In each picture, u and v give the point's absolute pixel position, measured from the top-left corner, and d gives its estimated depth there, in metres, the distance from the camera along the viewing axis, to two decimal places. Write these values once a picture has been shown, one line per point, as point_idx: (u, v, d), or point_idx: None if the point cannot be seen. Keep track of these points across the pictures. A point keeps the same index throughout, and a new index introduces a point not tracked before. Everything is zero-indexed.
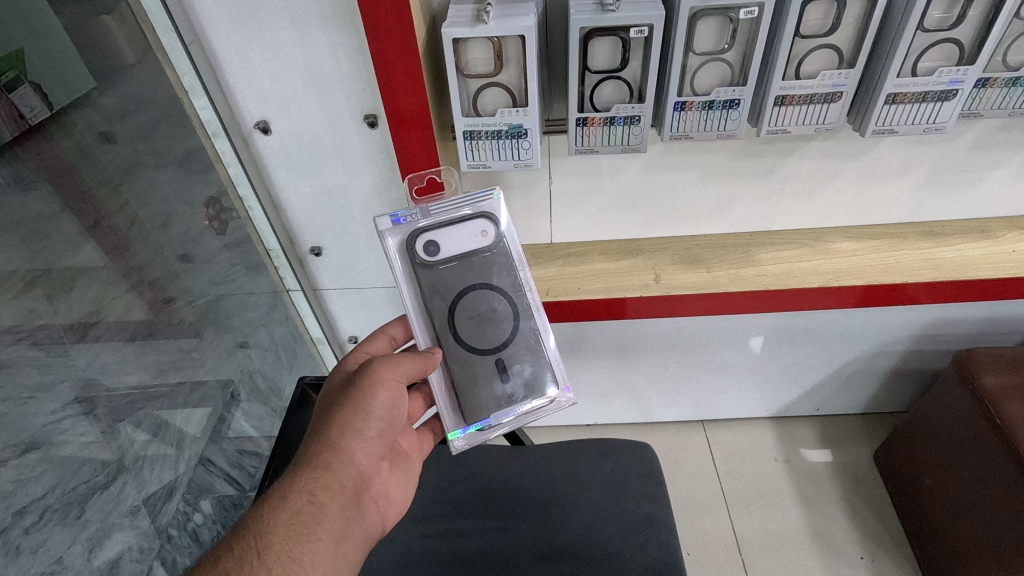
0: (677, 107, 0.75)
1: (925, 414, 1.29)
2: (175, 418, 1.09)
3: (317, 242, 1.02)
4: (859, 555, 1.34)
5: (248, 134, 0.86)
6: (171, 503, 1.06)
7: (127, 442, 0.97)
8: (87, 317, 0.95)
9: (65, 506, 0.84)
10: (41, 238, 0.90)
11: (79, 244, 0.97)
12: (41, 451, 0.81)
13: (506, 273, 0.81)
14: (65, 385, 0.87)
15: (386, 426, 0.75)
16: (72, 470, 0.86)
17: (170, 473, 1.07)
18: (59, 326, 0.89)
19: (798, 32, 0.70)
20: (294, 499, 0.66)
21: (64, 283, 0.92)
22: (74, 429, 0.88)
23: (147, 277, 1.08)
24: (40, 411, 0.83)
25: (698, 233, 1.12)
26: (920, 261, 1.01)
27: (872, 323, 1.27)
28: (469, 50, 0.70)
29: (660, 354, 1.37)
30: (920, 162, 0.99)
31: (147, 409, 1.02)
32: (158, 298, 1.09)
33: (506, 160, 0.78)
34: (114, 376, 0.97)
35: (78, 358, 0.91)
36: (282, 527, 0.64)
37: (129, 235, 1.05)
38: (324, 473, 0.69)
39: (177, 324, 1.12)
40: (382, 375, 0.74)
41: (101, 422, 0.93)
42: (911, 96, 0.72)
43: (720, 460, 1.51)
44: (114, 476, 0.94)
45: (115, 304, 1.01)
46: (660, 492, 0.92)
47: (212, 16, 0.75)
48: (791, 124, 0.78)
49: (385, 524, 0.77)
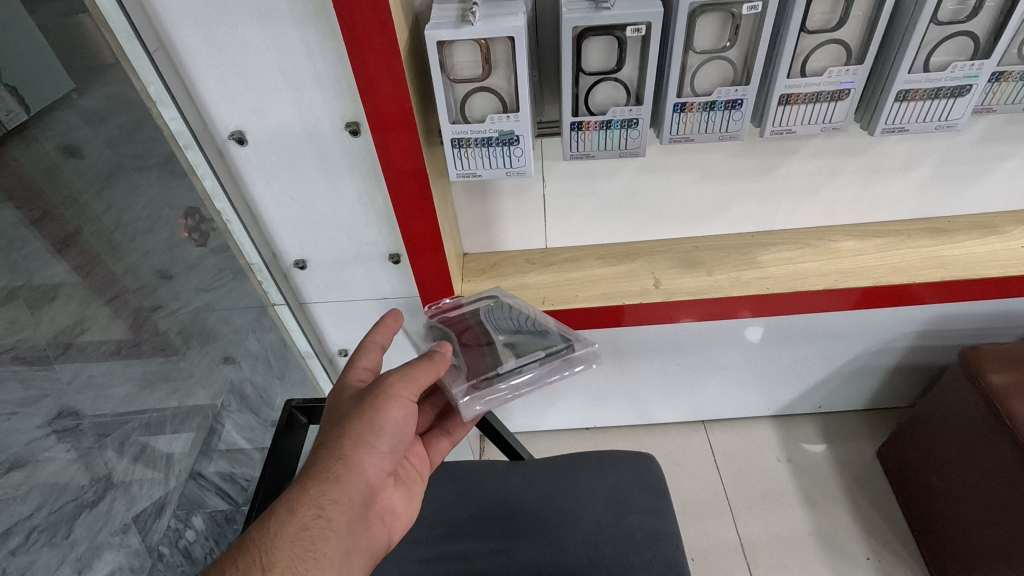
0: (677, 108, 0.71)
1: (930, 412, 1.27)
2: (163, 431, 1.03)
3: (302, 255, 0.97)
4: (864, 556, 1.32)
5: (223, 145, 0.82)
6: (162, 520, 1.01)
7: (115, 459, 0.93)
8: (70, 328, 0.90)
9: (52, 525, 0.81)
10: (14, 254, 0.85)
11: (50, 260, 0.90)
12: (24, 470, 0.78)
13: (519, 315, 0.91)
14: (48, 401, 0.84)
15: (399, 443, 0.71)
16: (59, 488, 0.83)
17: (160, 489, 1.01)
18: (42, 341, 0.85)
19: (804, 28, 0.66)
20: (302, 513, 0.63)
21: (44, 297, 0.87)
22: (59, 446, 0.84)
23: (125, 289, 1.01)
24: (23, 428, 0.79)
25: (698, 234, 1.08)
26: (927, 260, 0.98)
27: (875, 320, 1.24)
28: (455, 53, 0.66)
29: (660, 357, 1.33)
30: (925, 156, 0.96)
31: (135, 423, 0.97)
32: (140, 312, 1.03)
33: (497, 168, 0.74)
34: (99, 392, 0.93)
35: (62, 373, 0.87)
36: (288, 542, 0.60)
37: (105, 249, 0.99)
38: (334, 487, 0.65)
39: (159, 338, 1.05)
40: (397, 388, 0.71)
41: (86, 438, 0.89)
42: (923, 92, 0.69)
43: (721, 461, 1.49)
44: (101, 494, 0.90)
45: (97, 316, 0.96)
46: (664, 505, 0.89)
47: (178, 22, 0.70)
48: (796, 124, 0.74)
49: (391, 540, 0.73)
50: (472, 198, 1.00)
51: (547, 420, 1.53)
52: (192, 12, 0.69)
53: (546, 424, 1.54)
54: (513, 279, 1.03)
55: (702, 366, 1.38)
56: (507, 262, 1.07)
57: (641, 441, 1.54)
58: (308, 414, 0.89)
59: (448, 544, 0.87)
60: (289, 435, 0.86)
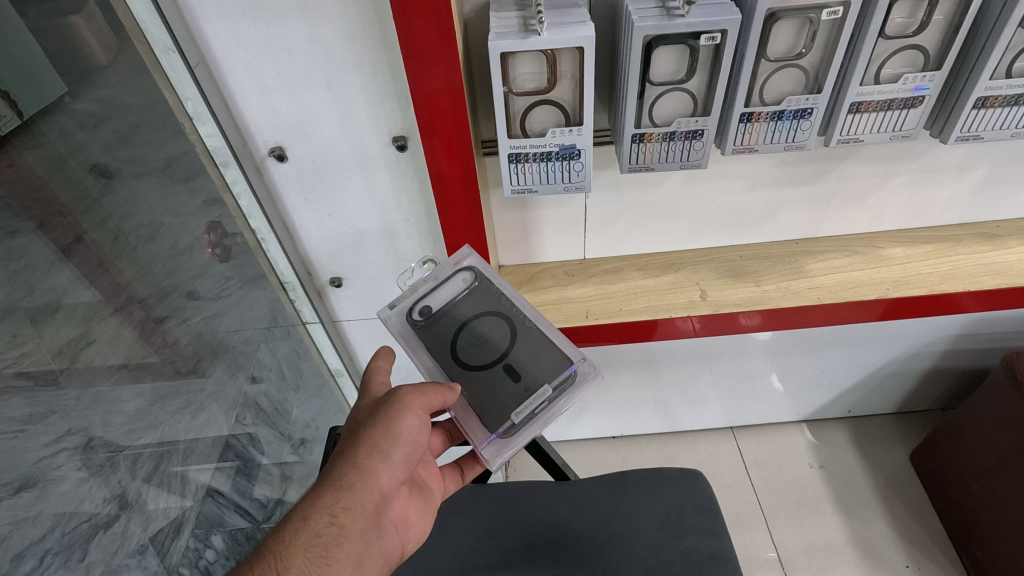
0: (743, 119, 0.69)
1: (972, 417, 1.24)
2: (179, 448, 0.92)
3: (337, 272, 1.00)
4: (904, 564, 1.29)
5: (261, 162, 0.84)
6: (180, 540, 0.92)
7: (129, 474, 0.81)
8: (75, 342, 0.74)
9: (66, 548, 0.70)
10: (18, 256, 0.66)
11: (55, 266, 0.72)
12: (36, 490, 0.67)
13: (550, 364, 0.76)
14: (58, 416, 0.71)
15: (413, 451, 0.69)
16: (72, 508, 0.72)
17: (176, 505, 0.92)
18: (47, 353, 0.69)
19: (883, 33, 0.63)
20: (315, 519, 0.63)
21: (48, 306, 0.70)
22: (70, 464, 0.72)
23: (137, 295, 0.85)
24: (32, 446, 0.67)
25: (740, 242, 1.05)
26: (980, 266, 0.95)
27: (918, 328, 1.21)
28: (517, 64, 0.63)
29: (693, 367, 1.30)
30: (977, 161, 0.94)
31: (147, 438, 0.85)
32: (150, 318, 0.87)
33: (554, 184, 0.72)
34: (109, 405, 0.79)
35: (69, 387, 0.72)
36: (301, 549, 0.61)
37: (115, 252, 0.81)
38: (347, 493, 0.65)
39: (172, 346, 0.91)
40: (410, 398, 0.69)
41: (98, 455, 0.76)
42: (1002, 99, 0.67)
43: (753, 469, 1.46)
44: (117, 513, 0.79)
45: (104, 328, 0.79)
46: (719, 525, 0.84)
47: (223, 42, 0.71)
48: (864, 132, 0.72)
49: (406, 549, 0.72)
50: (511, 209, 0.96)
51: (573, 430, 1.50)
52: (241, 29, 0.70)
53: (572, 434, 1.51)
54: (553, 292, 1.00)
55: (736, 375, 1.34)
56: (545, 275, 1.03)
57: (670, 449, 1.51)
58: None
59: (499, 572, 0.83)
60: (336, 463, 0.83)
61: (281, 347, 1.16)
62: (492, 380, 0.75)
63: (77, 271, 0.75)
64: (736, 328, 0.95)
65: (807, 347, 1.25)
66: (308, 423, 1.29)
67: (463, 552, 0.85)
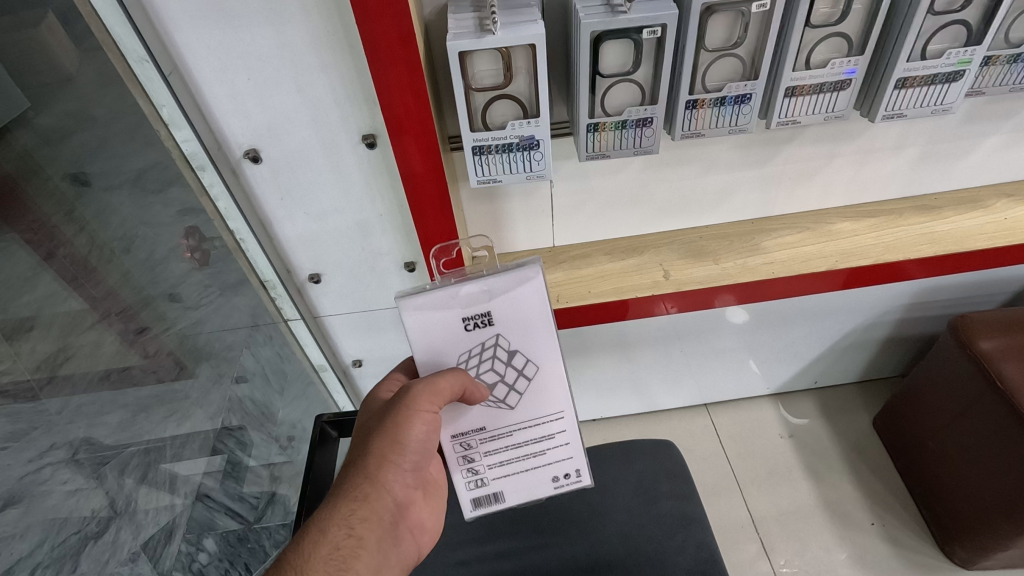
0: (689, 105, 0.74)
1: (924, 378, 1.32)
2: (165, 453, 0.97)
3: (316, 269, 1.03)
4: (870, 521, 1.37)
5: (237, 164, 0.87)
6: (172, 546, 0.95)
7: (116, 486, 0.86)
8: (54, 356, 0.83)
9: (56, 560, 0.76)
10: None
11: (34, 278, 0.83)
12: (21, 505, 0.73)
13: (474, 469, 0.71)
14: (38, 433, 0.78)
15: (424, 456, 0.66)
16: (59, 522, 0.77)
17: (166, 512, 0.95)
18: (24, 370, 0.79)
19: (809, 23, 0.69)
20: (334, 532, 0.60)
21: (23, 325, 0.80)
22: (55, 478, 0.78)
23: (116, 307, 0.94)
24: (15, 462, 0.74)
25: (700, 224, 1.11)
26: (920, 236, 1.02)
27: (870, 299, 1.28)
28: (476, 61, 0.68)
29: (664, 347, 1.35)
30: (912, 139, 1.01)
31: (133, 447, 0.90)
32: (130, 329, 0.95)
33: (518, 173, 0.77)
34: (91, 419, 0.86)
35: (50, 404, 0.81)
36: (320, 567, 0.58)
37: (91, 262, 0.92)
38: (364, 503, 0.62)
39: (155, 355, 0.99)
40: (421, 405, 0.63)
41: (84, 468, 0.83)
42: (919, 80, 0.74)
43: (727, 442, 1.53)
44: (106, 523, 0.84)
45: (83, 341, 0.88)
46: (691, 489, 0.89)
47: (195, 50, 0.74)
48: (801, 114, 0.77)
49: (421, 552, 0.70)
50: (482, 201, 1.00)
51: None
52: (211, 37, 0.73)
53: None
54: None
55: (705, 353, 1.40)
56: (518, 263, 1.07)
57: (646, 427, 1.57)
58: (339, 428, 0.89)
59: (487, 545, 0.87)
60: (323, 451, 0.86)
61: (264, 351, 1.17)
62: (513, 455, 0.71)
63: (59, 278, 0.87)
64: (707, 305, 1.01)
65: (769, 322, 1.32)
66: (295, 424, 1.30)
67: (454, 528, 0.89)
